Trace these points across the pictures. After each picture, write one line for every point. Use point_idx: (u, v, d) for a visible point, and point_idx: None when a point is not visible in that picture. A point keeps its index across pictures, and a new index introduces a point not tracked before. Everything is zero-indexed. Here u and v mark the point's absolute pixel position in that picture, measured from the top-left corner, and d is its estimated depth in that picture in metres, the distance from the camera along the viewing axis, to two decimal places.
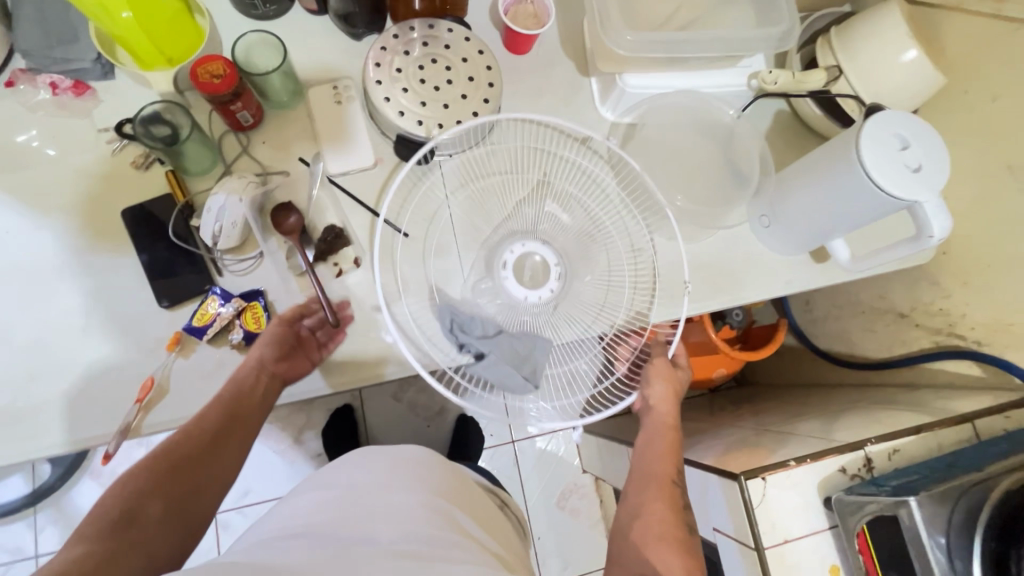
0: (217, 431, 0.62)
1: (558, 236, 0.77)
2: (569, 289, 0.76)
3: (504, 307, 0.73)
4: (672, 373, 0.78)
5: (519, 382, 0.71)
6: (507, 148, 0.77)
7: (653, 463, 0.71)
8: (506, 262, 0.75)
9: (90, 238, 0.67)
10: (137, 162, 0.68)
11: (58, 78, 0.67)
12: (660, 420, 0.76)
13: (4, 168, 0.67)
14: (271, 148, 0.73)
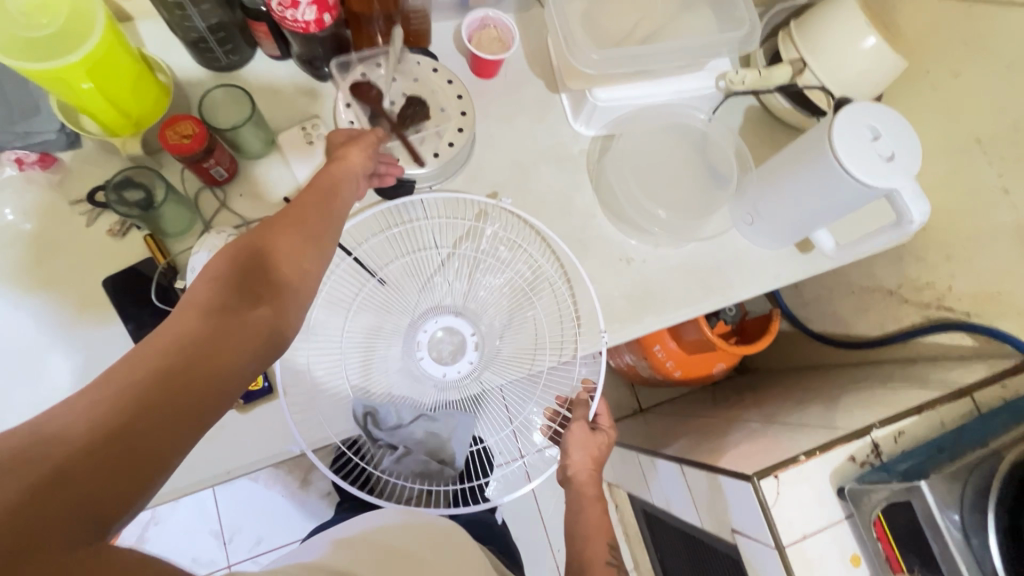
0: (319, 206, 0.54)
1: (472, 305, 0.77)
2: (486, 363, 0.75)
3: (422, 388, 0.75)
4: (594, 437, 0.73)
5: (436, 466, 0.76)
6: (429, 220, 0.75)
7: (586, 548, 0.70)
8: (420, 342, 0.75)
9: (72, 312, 0.65)
10: (113, 230, 0.67)
11: (22, 154, 0.65)
12: (583, 495, 0.73)
13: None
14: (248, 200, 0.72)
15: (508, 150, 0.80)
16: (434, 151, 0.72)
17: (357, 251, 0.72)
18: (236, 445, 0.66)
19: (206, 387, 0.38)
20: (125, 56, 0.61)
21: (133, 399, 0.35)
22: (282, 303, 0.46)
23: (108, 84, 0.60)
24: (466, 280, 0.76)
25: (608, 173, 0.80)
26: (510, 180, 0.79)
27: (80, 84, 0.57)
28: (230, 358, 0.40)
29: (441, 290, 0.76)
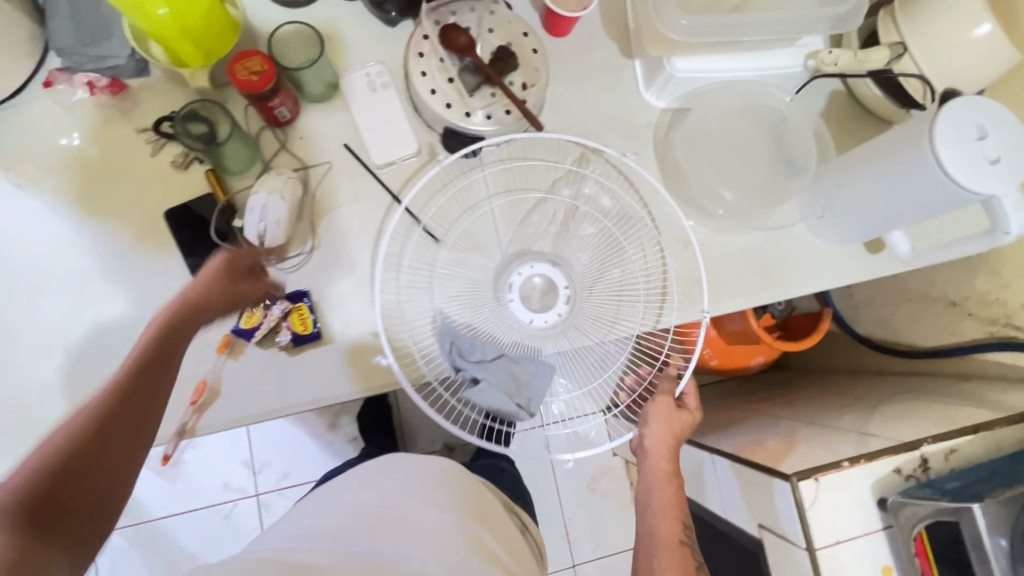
0: (160, 353, 0.52)
1: (566, 254, 0.73)
2: (577, 313, 0.72)
3: (510, 333, 0.70)
4: (675, 415, 0.71)
5: (512, 410, 0.69)
6: (536, 161, 0.74)
7: (660, 519, 0.64)
8: (512, 284, 0.71)
9: (133, 240, 0.66)
10: (176, 161, 0.67)
11: (94, 78, 0.63)
12: (654, 467, 0.69)
13: (42, 169, 0.65)
14: (309, 143, 0.71)
15: (573, 115, 0.76)
16: (506, 108, 0.69)
17: (425, 221, 0.72)
18: (283, 386, 0.67)
19: None
20: None
21: None
22: (107, 470, 0.46)
23: (182, 12, 0.58)
24: (559, 226, 0.73)
25: (673, 150, 0.77)
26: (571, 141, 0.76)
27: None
28: (61, 551, 0.42)
29: (545, 232, 0.73)
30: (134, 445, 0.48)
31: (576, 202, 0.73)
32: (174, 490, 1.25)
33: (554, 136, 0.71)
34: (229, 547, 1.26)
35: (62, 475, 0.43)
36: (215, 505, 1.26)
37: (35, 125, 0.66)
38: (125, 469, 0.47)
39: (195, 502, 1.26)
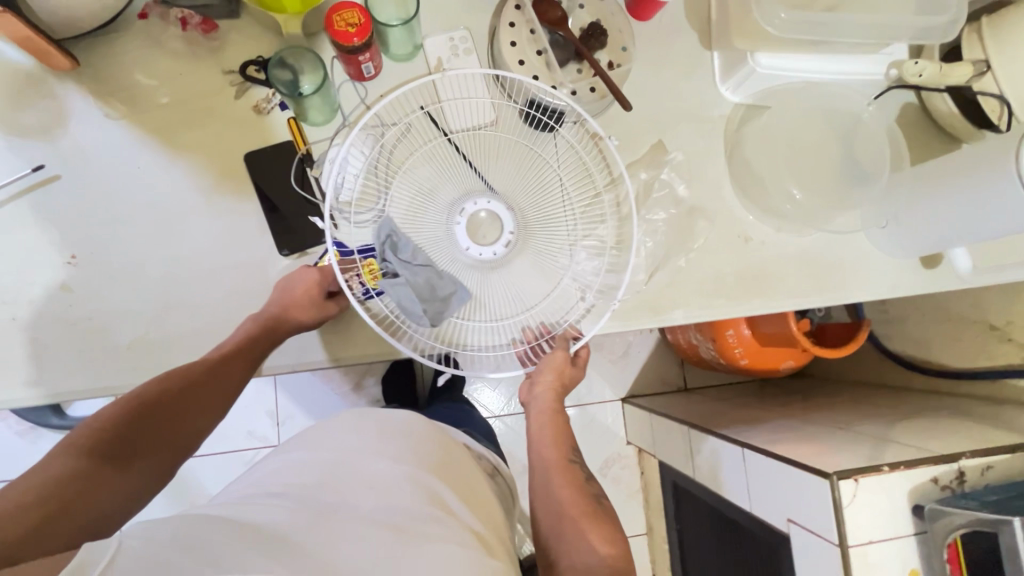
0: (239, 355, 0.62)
1: (527, 208, 0.72)
2: (517, 260, 0.72)
3: (444, 252, 0.70)
4: (565, 369, 0.74)
5: (416, 313, 0.66)
6: (565, 152, 0.73)
7: (547, 450, 0.72)
8: (463, 210, 0.71)
9: (214, 179, 0.67)
10: (259, 106, 0.67)
11: (188, 14, 0.65)
12: (541, 420, 0.75)
13: (130, 100, 0.66)
14: (389, 100, 0.71)
15: (649, 100, 0.76)
16: (591, 86, 0.72)
17: (453, 135, 0.71)
18: (345, 336, 0.69)
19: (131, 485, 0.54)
20: None
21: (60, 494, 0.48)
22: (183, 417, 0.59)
23: None
24: (571, 226, 0.72)
25: (742, 147, 0.77)
26: (645, 126, 0.76)
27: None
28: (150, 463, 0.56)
29: (538, 213, 0.71)
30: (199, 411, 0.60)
31: (598, 219, 0.72)
32: None
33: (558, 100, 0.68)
34: None
35: (139, 423, 0.56)
36: (237, 450, 1.29)
37: (128, 56, 0.66)
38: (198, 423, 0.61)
39: (219, 446, 1.28)
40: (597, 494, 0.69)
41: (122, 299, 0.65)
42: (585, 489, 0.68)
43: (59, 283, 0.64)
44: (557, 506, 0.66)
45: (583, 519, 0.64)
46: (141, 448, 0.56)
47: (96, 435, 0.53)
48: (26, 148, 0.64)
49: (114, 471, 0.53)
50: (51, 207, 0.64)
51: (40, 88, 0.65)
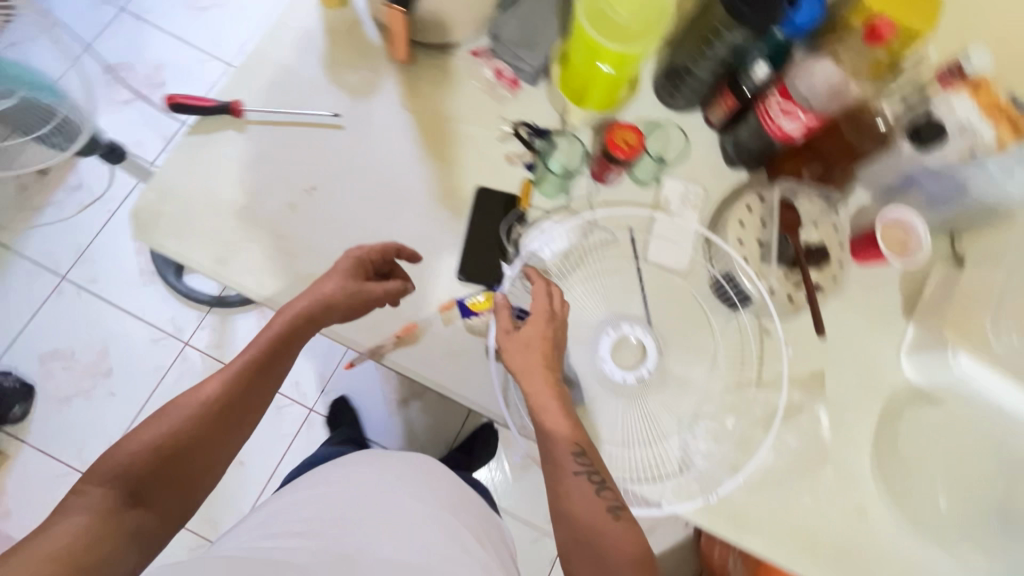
0: (265, 361, 0.66)
1: (673, 359, 0.73)
2: (640, 398, 0.71)
3: (582, 353, 0.71)
4: (528, 334, 0.64)
5: None
6: (733, 333, 0.74)
7: (575, 494, 0.59)
8: (618, 329, 0.73)
9: (444, 191, 0.76)
10: (511, 158, 0.78)
11: (505, 69, 0.79)
12: (543, 403, 0.63)
13: (422, 105, 0.78)
14: (610, 208, 0.78)
15: (832, 332, 0.76)
16: (787, 294, 0.75)
17: (643, 263, 0.76)
18: (463, 373, 0.70)
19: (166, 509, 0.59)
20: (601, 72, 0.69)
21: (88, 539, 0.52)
22: (217, 430, 0.63)
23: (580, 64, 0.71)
24: (702, 399, 0.72)
25: (893, 425, 0.75)
26: (818, 352, 0.75)
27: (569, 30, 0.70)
28: (182, 483, 0.61)
29: (680, 370, 0.73)
30: (235, 417, 0.64)
31: (733, 410, 0.72)
32: None
33: (750, 286, 0.74)
34: (263, 436, 1.31)
35: (177, 447, 0.60)
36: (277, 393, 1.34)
37: (441, 73, 0.79)
38: (231, 432, 0.64)
39: None
40: (610, 498, 0.59)
41: (319, 239, 0.72)
42: (598, 502, 0.59)
43: (289, 202, 0.72)
44: (597, 539, 0.57)
45: (620, 549, 0.56)
46: (152, 491, 0.58)
47: (127, 469, 0.57)
48: (333, 96, 0.76)
49: (125, 517, 0.55)
50: (322, 144, 0.74)
51: (372, 62, 0.78)
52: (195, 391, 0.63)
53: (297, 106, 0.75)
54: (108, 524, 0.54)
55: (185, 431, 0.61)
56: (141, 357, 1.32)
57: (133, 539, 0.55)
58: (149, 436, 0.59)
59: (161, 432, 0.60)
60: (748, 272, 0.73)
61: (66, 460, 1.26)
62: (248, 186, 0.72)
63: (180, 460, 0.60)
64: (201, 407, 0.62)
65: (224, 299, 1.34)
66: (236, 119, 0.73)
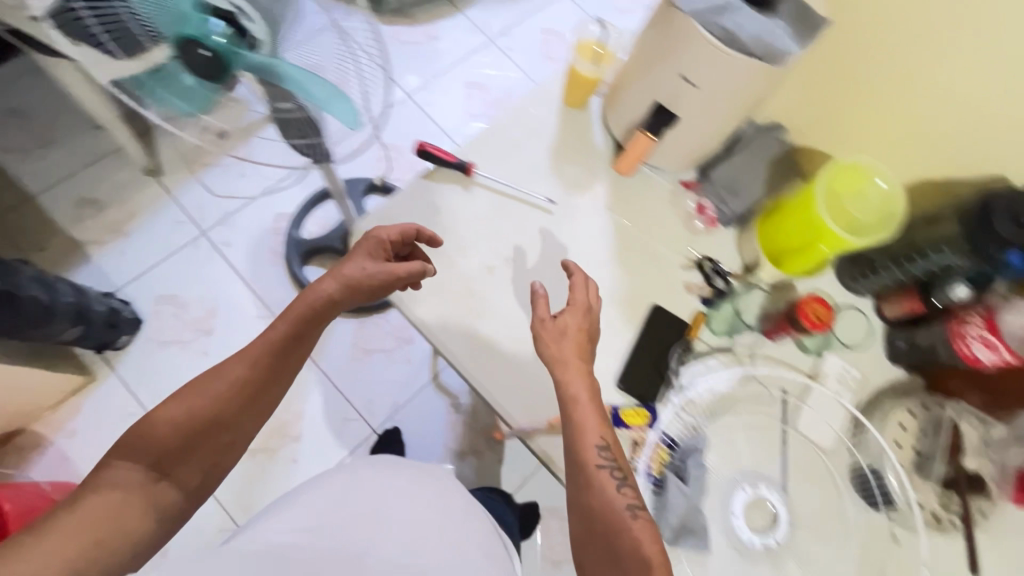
0: (290, 348, 0.68)
1: (800, 536, 0.72)
2: (763, 566, 0.70)
3: (716, 501, 0.72)
4: (562, 325, 0.67)
5: (664, 522, 0.68)
6: (867, 530, 0.72)
7: (596, 494, 0.60)
8: (755, 488, 0.73)
9: (623, 298, 0.80)
10: (690, 288, 0.82)
11: (708, 206, 0.85)
12: (576, 391, 0.63)
13: (625, 214, 0.84)
14: (770, 364, 0.79)
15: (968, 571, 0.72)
16: (932, 511, 0.74)
17: (789, 428, 0.76)
18: None
19: (190, 485, 0.64)
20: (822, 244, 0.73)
21: (120, 515, 0.56)
22: (241, 409, 0.67)
23: (799, 230, 0.75)
24: None
25: None
26: None
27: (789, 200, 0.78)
28: (207, 458, 0.65)
29: (804, 551, 0.71)
30: (260, 397, 0.68)
31: None
32: (344, 366, 1.39)
33: (896, 486, 0.73)
34: (322, 441, 1.33)
35: (205, 427, 0.64)
36: (348, 404, 1.36)
37: (649, 192, 0.85)
38: (255, 411, 0.68)
39: (347, 388, 1.37)
40: (630, 497, 0.60)
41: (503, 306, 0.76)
42: (617, 498, 0.59)
43: (487, 265, 0.77)
44: (621, 537, 0.57)
45: (638, 545, 0.56)
46: (177, 466, 0.63)
47: (157, 446, 0.61)
48: (552, 183, 0.83)
49: (151, 490, 0.60)
50: (529, 222, 0.80)
51: (592, 164, 0.85)
52: (217, 377, 0.66)
53: (518, 182, 0.82)
54: (138, 494, 0.59)
55: (209, 411, 0.64)
56: (243, 327, 1.38)
57: (157, 509, 0.60)
58: (177, 413, 0.63)
59: (181, 412, 0.63)
60: (899, 472, 0.73)
61: (141, 400, 1.29)
62: (455, 238, 0.78)
63: (201, 436, 0.64)
64: (227, 392, 0.65)
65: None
66: (465, 176, 0.80)
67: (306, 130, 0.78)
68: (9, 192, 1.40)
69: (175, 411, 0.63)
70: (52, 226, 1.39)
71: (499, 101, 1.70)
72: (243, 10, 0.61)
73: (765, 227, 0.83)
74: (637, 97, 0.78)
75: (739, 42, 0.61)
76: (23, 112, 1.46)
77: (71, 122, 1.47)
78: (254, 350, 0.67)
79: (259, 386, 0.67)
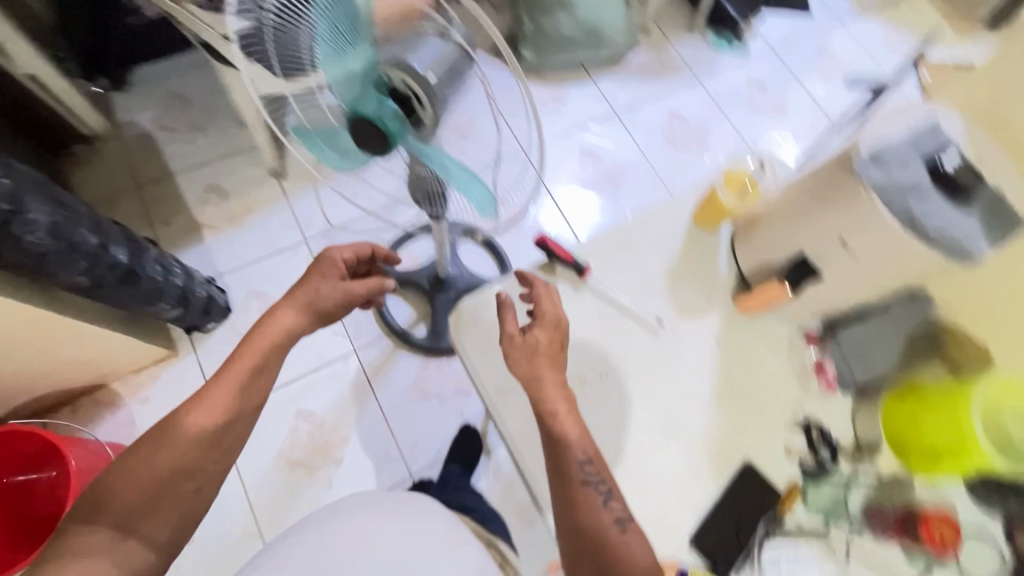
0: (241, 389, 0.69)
1: None
2: None
3: None
4: (530, 339, 0.67)
5: None
6: None
7: (586, 517, 0.61)
8: None
9: (713, 445, 0.74)
10: (790, 451, 0.75)
11: (829, 367, 0.78)
12: (553, 402, 0.64)
13: (734, 352, 0.78)
14: (871, 567, 0.69)
15: None
16: None
17: None
18: None
19: (163, 538, 0.66)
20: (969, 459, 0.64)
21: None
22: (202, 453, 0.67)
23: (942, 434, 0.66)
24: None
25: None
26: None
27: (924, 392, 0.69)
28: (178, 505, 0.67)
29: None
30: (220, 435, 0.68)
31: None
32: (400, 401, 1.39)
33: None
34: (361, 472, 1.32)
35: (165, 480, 0.65)
36: (394, 441, 1.35)
37: (765, 334, 0.79)
38: (219, 449, 0.68)
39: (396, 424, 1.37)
40: (616, 510, 0.62)
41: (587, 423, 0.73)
42: (605, 514, 0.61)
43: (580, 374, 0.75)
44: (618, 547, 0.59)
45: (632, 558, 0.59)
46: (145, 522, 0.65)
47: (114, 507, 0.63)
48: (664, 302, 0.79)
49: (120, 547, 0.63)
50: (631, 338, 0.77)
51: (710, 290, 0.81)
52: (173, 432, 0.66)
53: (629, 293, 0.79)
54: (107, 552, 0.62)
55: (164, 460, 0.65)
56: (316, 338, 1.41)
57: (128, 565, 0.63)
58: (132, 471, 0.64)
59: (138, 469, 0.64)
60: None
61: None
62: None
63: (167, 489, 0.66)
64: (178, 445, 0.65)
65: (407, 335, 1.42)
66: (578, 278, 0.78)
67: (432, 197, 0.78)
68: (154, 165, 1.55)
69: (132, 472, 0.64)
70: (180, 204, 1.51)
71: (610, 175, 1.69)
72: (418, 96, 0.60)
73: (889, 416, 0.74)
74: (779, 242, 0.73)
75: (920, 230, 0.56)
76: (185, 99, 1.62)
77: (221, 115, 1.62)
78: (213, 397, 0.68)
79: (222, 426, 0.68)
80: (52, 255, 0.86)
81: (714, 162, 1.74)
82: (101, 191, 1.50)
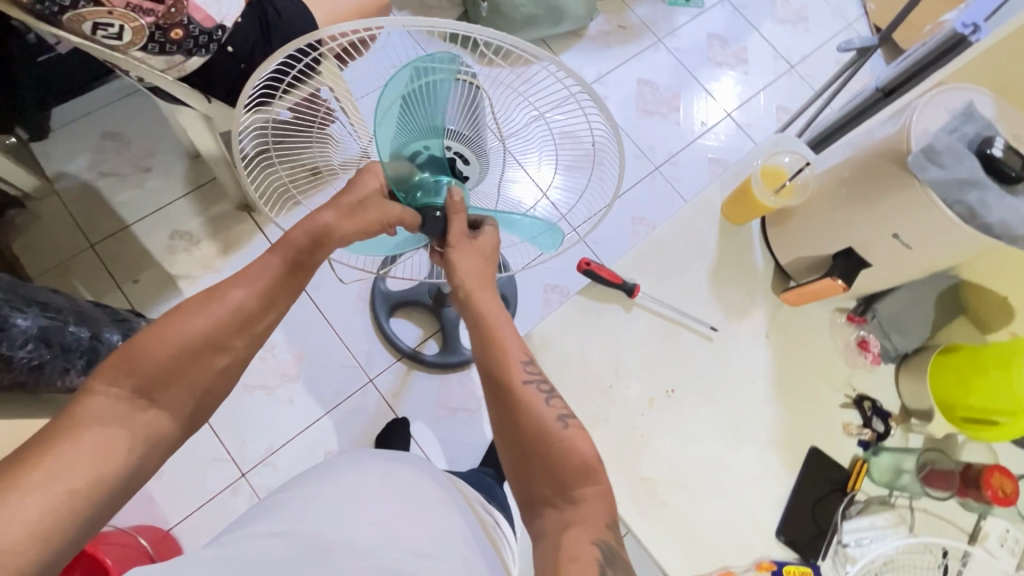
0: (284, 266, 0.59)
1: None
2: None
3: None
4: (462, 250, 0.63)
5: None
6: None
7: (518, 412, 0.58)
8: None
9: (782, 438, 0.77)
10: (849, 429, 0.78)
11: (872, 342, 0.80)
12: (491, 312, 0.62)
13: (784, 344, 0.80)
14: (928, 520, 0.76)
15: None
16: None
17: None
18: None
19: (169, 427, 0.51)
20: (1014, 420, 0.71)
21: (93, 455, 0.45)
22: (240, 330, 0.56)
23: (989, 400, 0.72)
24: None
25: None
26: None
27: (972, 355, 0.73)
28: (194, 379, 0.53)
29: None
30: (259, 313, 0.57)
31: None
32: (428, 421, 1.37)
33: None
34: None
35: (194, 351, 0.53)
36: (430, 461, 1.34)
37: (809, 320, 0.81)
38: (251, 331, 0.57)
39: (427, 446, 1.35)
40: (559, 409, 0.58)
41: (664, 443, 0.74)
42: (547, 412, 0.58)
43: (649, 396, 0.75)
44: (557, 450, 0.56)
45: (572, 452, 0.55)
46: (167, 396, 0.51)
47: (137, 370, 0.50)
48: (712, 308, 0.80)
49: (132, 417, 0.48)
50: (689, 350, 0.78)
51: (752, 286, 0.82)
52: (214, 299, 0.55)
53: (678, 303, 0.79)
54: (125, 421, 0.48)
55: (204, 333, 0.53)
56: (329, 375, 1.36)
57: (144, 443, 0.49)
58: (157, 332, 0.52)
59: (155, 346, 0.51)
60: None
61: (227, 446, 1.27)
62: (615, 365, 0.76)
63: (199, 359, 0.53)
64: (218, 316, 0.54)
65: (418, 355, 1.38)
66: (628, 299, 0.78)
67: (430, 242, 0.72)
68: (105, 219, 1.40)
69: (113, 371, 0.49)
70: (147, 257, 1.38)
71: None
72: (463, 154, 0.62)
73: (937, 371, 0.78)
74: (819, 233, 0.74)
75: (984, 224, 0.57)
76: (122, 137, 1.45)
77: (168, 150, 1.46)
78: (250, 275, 0.57)
79: (261, 305, 0.57)
80: (48, 366, 0.76)
81: (689, 124, 1.74)
82: (53, 257, 1.35)
